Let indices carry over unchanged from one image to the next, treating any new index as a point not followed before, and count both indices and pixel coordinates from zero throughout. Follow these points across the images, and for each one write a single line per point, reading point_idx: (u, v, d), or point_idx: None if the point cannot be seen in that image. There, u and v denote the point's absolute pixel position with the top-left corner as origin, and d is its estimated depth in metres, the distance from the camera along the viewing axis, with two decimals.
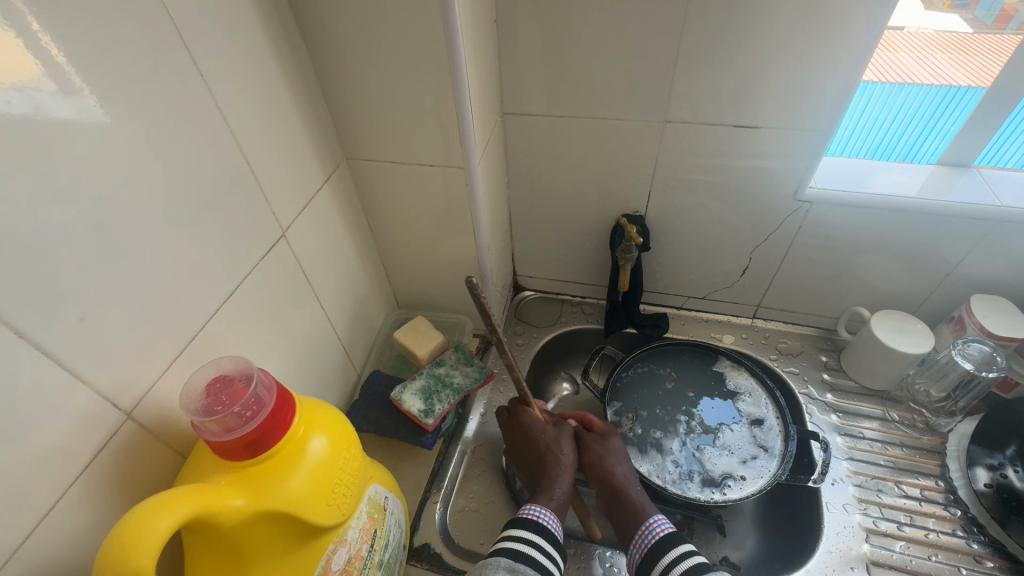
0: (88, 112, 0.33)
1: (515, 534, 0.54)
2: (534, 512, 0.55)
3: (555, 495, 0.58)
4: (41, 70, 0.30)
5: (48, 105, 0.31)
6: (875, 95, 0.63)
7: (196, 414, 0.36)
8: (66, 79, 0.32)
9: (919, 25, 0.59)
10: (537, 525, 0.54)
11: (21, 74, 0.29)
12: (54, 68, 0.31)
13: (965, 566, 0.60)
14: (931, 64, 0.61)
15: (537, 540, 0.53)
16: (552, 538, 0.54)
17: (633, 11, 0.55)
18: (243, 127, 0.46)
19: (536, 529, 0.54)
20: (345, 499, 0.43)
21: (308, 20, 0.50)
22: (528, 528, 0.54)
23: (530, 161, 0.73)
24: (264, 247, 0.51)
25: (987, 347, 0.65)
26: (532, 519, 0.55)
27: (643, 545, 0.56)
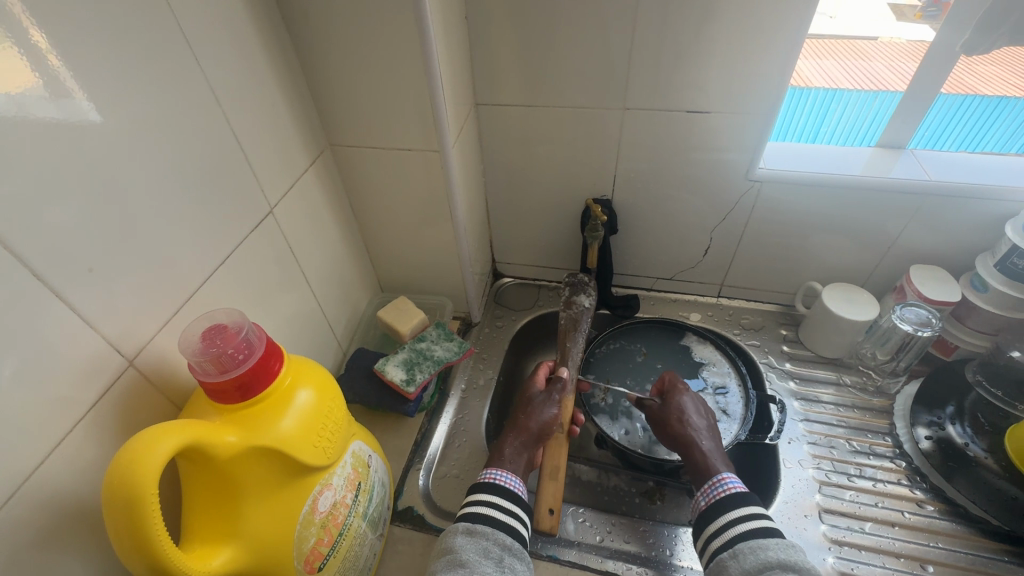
0: (86, 101, 0.37)
1: (475, 498, 0.57)
2: (490, 475, 0.59)
3: (506, 455, 0.62)
4: (33, 76, 0.34)
5: (68, 80, 0.36)
6: (851, 101, 0.71)
7: (194, 355, 0.41)
8: (56, 83, 0.35)
9: (893, 35, 0.66)
10: (494, 488, 0.58)
11: (26, 75, 0.33)
12: (45, 69, 0.34)
13: (908, 510, 0.65)
14: (897, 69, 0.67)
15: (493, 501, 0.56)
16: (508, 500, 0.57)
17: (590, 7, 0.61)
18: (233, 109, 0.51)
19: (494, 492, 0.57)
20: (331, 445, 0.47)
21: (293, 14, 0.55)
22: (486, 490, 0.57)
23: (504, 151, 0.79)
24: (253, 222, 0.55)
25: (924, 311, 0.71)
26: (489, 481, 0.58)
27: (709, 497, 0.58)
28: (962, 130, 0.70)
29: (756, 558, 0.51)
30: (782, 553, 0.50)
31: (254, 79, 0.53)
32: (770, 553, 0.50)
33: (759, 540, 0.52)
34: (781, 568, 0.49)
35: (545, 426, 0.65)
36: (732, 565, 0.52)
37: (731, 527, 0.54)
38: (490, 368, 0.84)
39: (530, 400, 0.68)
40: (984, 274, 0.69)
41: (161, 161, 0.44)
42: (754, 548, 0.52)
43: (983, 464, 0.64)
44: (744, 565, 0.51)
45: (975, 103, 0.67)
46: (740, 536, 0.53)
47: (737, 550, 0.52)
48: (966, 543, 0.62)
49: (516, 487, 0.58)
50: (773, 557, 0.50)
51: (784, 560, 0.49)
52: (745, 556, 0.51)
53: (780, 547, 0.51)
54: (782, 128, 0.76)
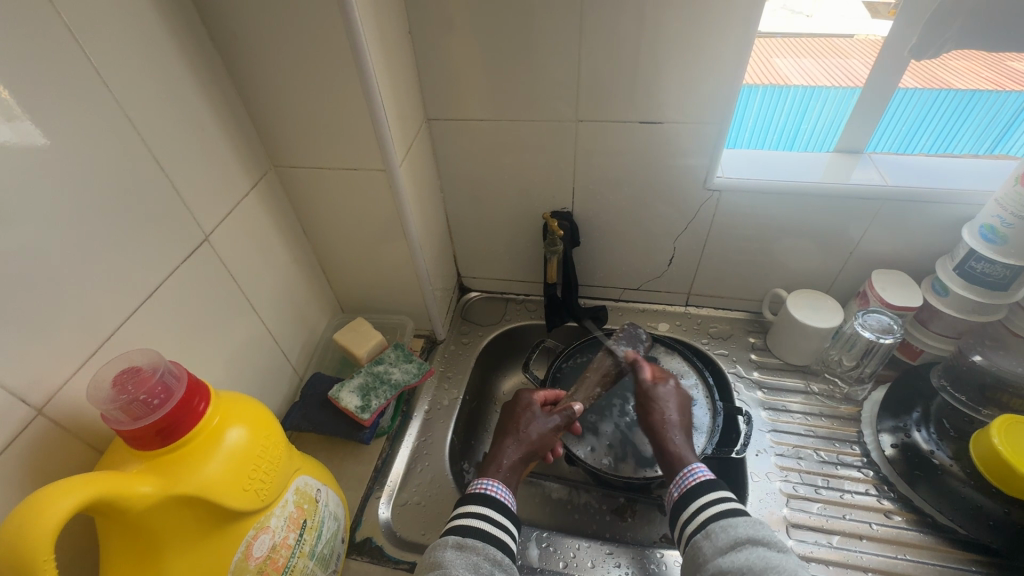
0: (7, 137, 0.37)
1: (465, 511, 0.57)
2: (480, 485, 0.59)
3: (502, 466, 0.62)
4: None
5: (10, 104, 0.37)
6: (829, 100, 0.69)
7: (104, 403, 0.39)
8: (8, 106, 0.37)
9: (867, 31, 0.64)
10: (485, 498, 0.57)
11: None
12: None
13: (875, 521, 0.64)
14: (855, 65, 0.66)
15: (483, 513, 0.56)
16: (496, 511, 0.57)
17: (533, 22, 0.60)
18: (154, 136, 0.48)
19: (484, 503, 0.57)
20: (266, 486, 0.45)
21: (222, 35, 0.53)
22: (477, 502, 0.57)
23: (460, 165, 0.77)
24: (186, 252, 0.53)
25: (886, 317, 0.70)
26: (480, 492, 0.58)
27: (682, 486, 0.60)
28: (930, 135, 0.70)
29: (728, 535, 0.52)
30: (751, 529, 0.52)
31: (180, 106, 0.51)
32: (740, 530, 0.52)
33: (729, 519, 0.54)
34: (752, 543, 0.51)
35: (541, 438, 0.66)
36: (705, 545, 0.53)
37: (703, 510, 0.56)
38: (455, 387, 0.82)
39: (532, 412, 0.68)
40: (944, 278, 0.68)
41: (71, 198, 0.42)
42: (724, 526, 0.53)
43: (950, 471, 0.64)
44: (716, 544, 0.52)
45: (950, 98, 0.65)
46: (712, 517, 0.55)
47: (709, 530, 0.54)
48: (934, 553, 0.61)
49: (507, 498, 0.58)
50: (743, 534, 0.52)
51: (754, 536, 0.51)
52: (717, 534, 0.53)
53: (749, 524, 0.53)
54: (763, 125, 0.74)
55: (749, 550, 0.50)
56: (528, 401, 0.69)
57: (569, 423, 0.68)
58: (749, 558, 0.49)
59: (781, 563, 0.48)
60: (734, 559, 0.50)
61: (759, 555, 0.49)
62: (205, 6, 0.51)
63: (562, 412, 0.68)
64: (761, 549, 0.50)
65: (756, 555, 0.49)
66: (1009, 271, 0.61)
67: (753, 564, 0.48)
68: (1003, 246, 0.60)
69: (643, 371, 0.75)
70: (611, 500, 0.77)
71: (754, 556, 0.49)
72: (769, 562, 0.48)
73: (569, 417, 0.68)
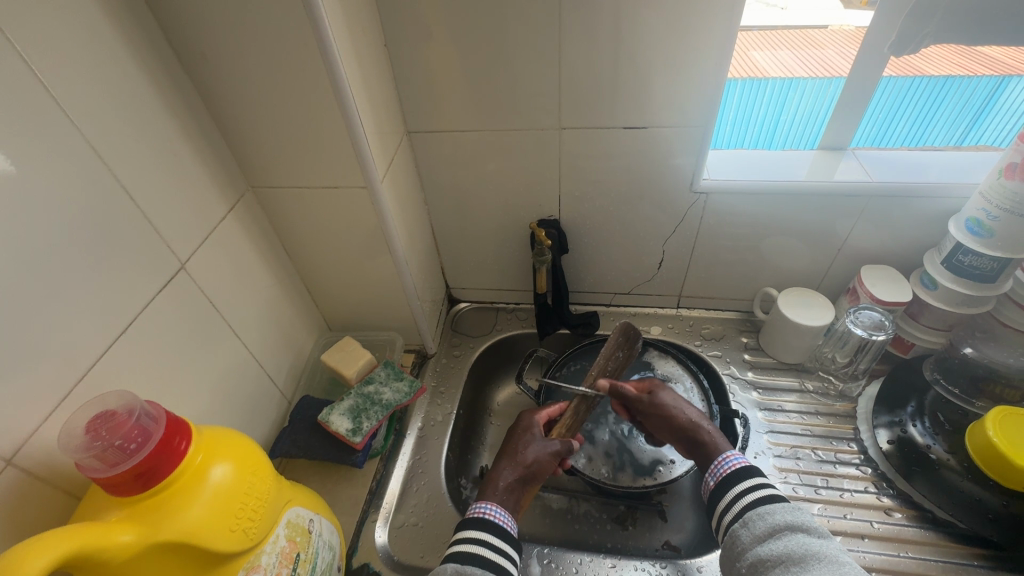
0: None
1: (464, 537, 0.55)
2: (478, 509, 0.57)
3: (498, 488, 0.60)
4: None
5: None
6: (806, 90, 0.68)
7: (78, 451, 0.37)
8: None
9: (840, 21, 0.67)
10: (483, 523, 0.56)
11: None
12: None
13: (876, 520, 0.64)
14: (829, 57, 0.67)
15: (483, 538, 0.55)
16: (497, 536, 0.55)
17: (511, 32, 0.59)
18: (122, 163, 0.47)
19: (482, 527, 0.56)
20: (254, 523, 0.43)
21: (190, 56, 0.52)
22: (474, 526, 0.56)
23: (443, 177, 0.76)
24: (161, 282, 0.51)
25: (877, 314, 0.70)
26: (479, 516, 0.57)
27: (718, 474, 0.59)
28: (904, 127, 0.71)
29: (765, 523, 0.52)
30: (789, 516, 0.51)
31: (149, 132, 0.49)
32: (778, 517, 0.51)
33: (767, 506, 0.53)
34: (790, 530, 0.50)
35: (539, 463, 0.63)
36: (744, 533, 0.53)
37: (741, 499, 0.55)
38: (448, 402, 0.81)
39: (531, 436, 0.66)
40: (932, 271, 0.68)
41: (34, 236, 0.40)
42: (761, 513, 0.53)
43: (947, 465, 0.64)
44: (754, 532, 0.52)
45: (924, 85, 0.66)
46: (749, 505, 0.54)
47: (746, 518, 0.53)
48: (936, 549, 0.61)
49: (506, 522, 0.57)
50: (781, 520, 0.51)
51: (793, 523, 0.50)
52: (754, 522, 0.52)
53: (787, 510, 0.52)
54: (743, 120, 0.73)
55: (789, 537, 0.49)
56: (528, 423, 0.68)
57: (568, 450, 0.66)
58: (788, 545, 0.48)
59: (821, 549, 0.47)
60: (773, 547, 0.49)
61: (799, 542, 0.48)
62: (171, 28, 0.50)
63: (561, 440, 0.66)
64: (800, 536, 0.49)
65: (795, 542, 0.48)
66: (995, 264, 0.62)
67: (792, 551, 0.48)
68: (989, 239, 0.60)
69: (627, 389, 0.70)
70: (611, 509, 0.75)
71: (793, 543, 0.48)
72: (808, 548, 0.47)
73: (569, 447, 0.65)
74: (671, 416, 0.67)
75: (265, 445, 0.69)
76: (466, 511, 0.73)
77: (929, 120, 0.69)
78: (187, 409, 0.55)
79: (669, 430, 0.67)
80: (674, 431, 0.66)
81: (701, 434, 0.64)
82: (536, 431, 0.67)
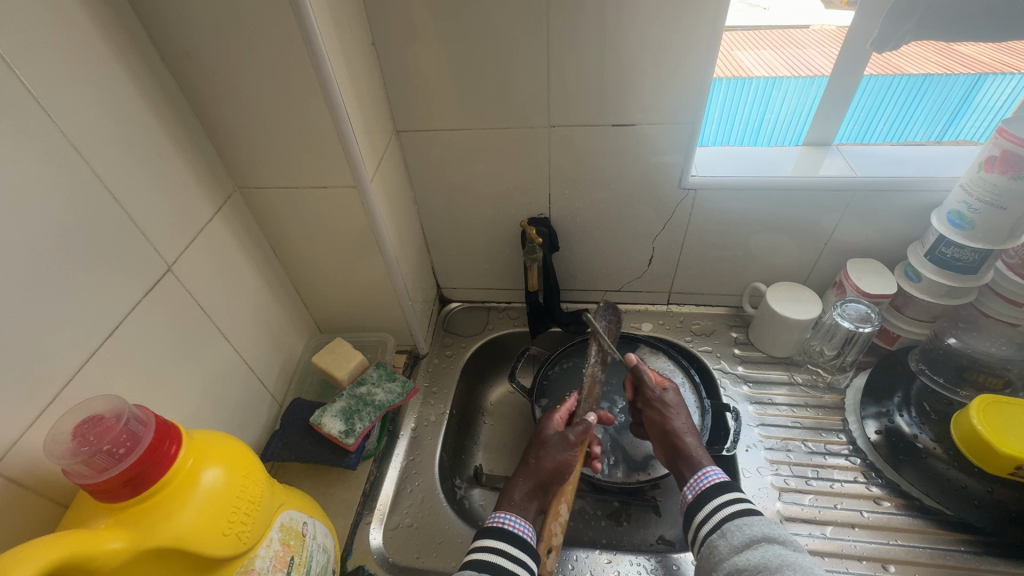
0: None
1: (481, 545, 0.56)
2: (496, 519, 0.57)
3: (515, 499, 0.60)
4: None
5: None
6: (789, 89, 0.70)
7: (65, 457, 0.36)
8: None
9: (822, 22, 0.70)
10: (501, 532, 0.56)
11: None
12: None
13: (866, 509, 0.65)
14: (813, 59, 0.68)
15: (502, 548, 0.55)
16: (517, 547, 0.55)
17: (500, 31, 0.59)
18: (108, 165, 0.46)
19: (504, 539, 0.56)
20: (247, 526, 0.43)
21: (174, 56, 0.51)
22: (494, 535, 0.56)
23: (433, 176, 0.76)
24: (148, 285, 0.51)
25: (864, 306, 0.71)
26: (499, 527, 0.57)
27: (696, 488, 0.59)
28: (885, 125, 0.72)
29: (742, 535, 0.53)
30: (766, 528, 0.52)
31: (133, 134, 0.48)
32: (755, 528, 0.53)
33: (743, 518, 0.54)
34: (766, 541, 0.51)
35: (556, 469, 0.63)
36: (721, 544, 0.53)
37: (718, 511, 0.56)
38: (442, 402, 0.80)
39: (543, 441, 0.66)
40: (916, 264, 0.69)
41: (18, 240, 0.39)
42: (738, 525, 0.54)
43: (934, 453, 0.65)
44: (731, 543, 0.53)
45: (903, 83, 0.67)
46: (726, 517, 0.55)
47: (724, 530, 0.54)
48: (925, 537, 0.62)
49: (524, 531, 0.57)
50: (758, 532, 0.52)
51: (769, 534, 0.51)
52: (732, 533, 0.53)
53: (764, 523, 0.53)
54: (729, 118, 0.74)
55: (765, 548, 0.50)
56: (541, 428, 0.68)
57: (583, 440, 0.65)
58: (765, 556, 0.49)
59: (797, 560, 0.48)
60: (750, 558, 0.50)
61: (776, 553, 0.49)
62: (155, 28, 0.49)
63: (573, 434, 0.65)
64: (777, 547, 0.50)
65: (771, 553, 0.49)
66: (976, 256, 0.63)
67: (769, 562, 0.48)
68: (970, 231, 0.62)
69: (645, 376, 0.70)
70: (605, 506, 0.75)
71: (770, 554, 0.49)
72: (785, 559, 0.48)
73: (583, 438, 0.64)
74: (663, 420, 0.67)
75: (256, 449, 0.68)
76: (461, 512, 0.73)
77: (910, 116, 0.71)
78: (176, 414, 0.54)
79: (659, 433, 0.67)
80: (664, 435, 0.66)
81: (683, 444, 0.64)
82: (548, 433, 0.67)
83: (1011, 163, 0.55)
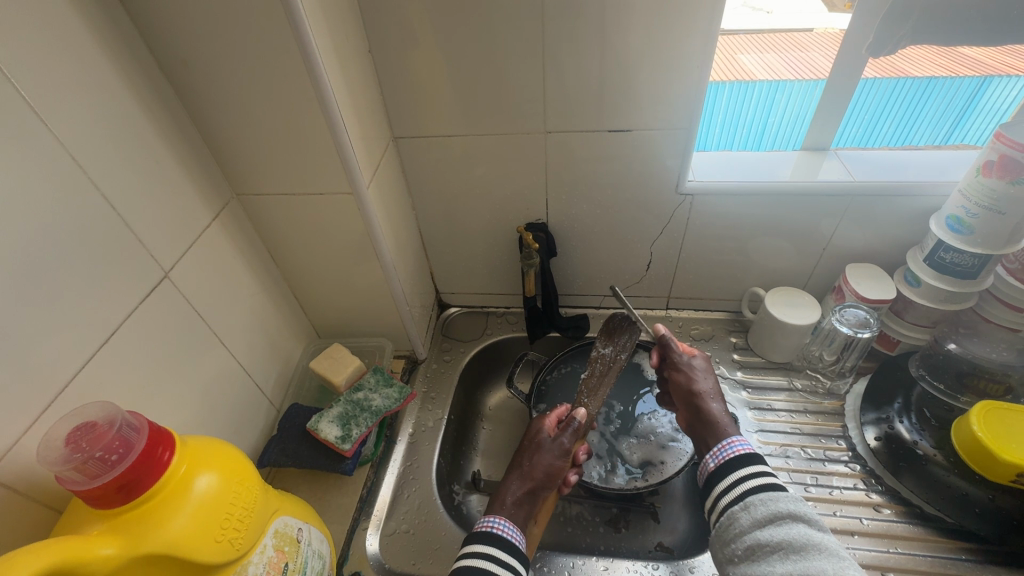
0: None
1: (470, 549, 0.56)
2: (487, 524, 0.57)
3: (506, 502, 0.60)
4: None
5: None
6: (794, 92, 0.70)
7: (58, 464, 0.36)
8: None
9: (827, 24, 0.66)
10: (491, 538, 0.56)
11: None
12: None
13: (866, 516, 0.64)
14: (816, 61, 0.68)
15: (491, 553, 0.55)
16: (505, 551, 0.55)
17: (496, 39, 0.59)
18: (104, 172, 0.46)
19: (491, 543, 0.55)
20: (240, 532, 0.43)
21: (172, 65, 0.52)
22: (483, 541, 0.56)
23: (430, 182, 0.76)
24: (145, 290, 0.51)
25: (862, 311, 0.71)
26: (487, 531, 0.57)
27: (720, 457, 0.58)
28: (890, 127, 0.72)
29: (767, 509, 0.51)
30: (792, 504, 0.50)
31: (128, 139, 0.49)
32: (781, 504, 0.51)
33: (768, 493, 0.52)
34: (792, 518, 0.49)
35: (548, 474, 0.63)
36: (742, 517, 0.52)
37: (740, 483, 0.55)
38: (440, 407, 0.80)
39: (537, 444, 0.66)
40: (915, 269, 0.69)
41: (12, 246, 0.39)
42: (763, 500, 0.52)
43: (933, 460, 0.65)
44: (753, 517, 0.51)
45: (907, 86, 0.67)
46: (750, 490, 0.54)
47: (747, 503, 0.53)
48: (925, 544, 0.61)
49: (514, 536, 0.57)
50: (783, 508, 0.50)
51: (794, 510, 0.49)
52: (755, 507, 0.52)
53: (791, 499, 0.51)
54: (732, 121, 0.74)
55: (790, 525, 0.48)
56: (537, 431, 0.68)
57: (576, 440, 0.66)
58: (788, 533, 0.47)
59: (823, 541, 0.45)
60: (772, 534, 0.49)
61: (801, 531, 0.47)
62: (151, 34, 0.49)
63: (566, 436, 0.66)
64: (802, 525, 0.48)
65: (797, 531, 0.47)
66: (976, 260, 0.62)
67: (792, 539, 0.47)
68: (969, 236, 0.61)
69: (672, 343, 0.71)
70: (603, 512, 0.75)
71: (794, 532, 0.47)
72: (811, 539, 0.46)
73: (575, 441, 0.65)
74: (689, 380, 0.67)
75: (253, 455, 0.68)
76: (460, 517, 0.73)
77: (915, 118, 0.70)
78: (172, 419, 0.55)
79: (684, 395, 0.67)
80: (688, 397, 0.67)
81: (709, 411, 0.64)
82: (542, 438, 0.67)
83: (1010, 167, 0.55)
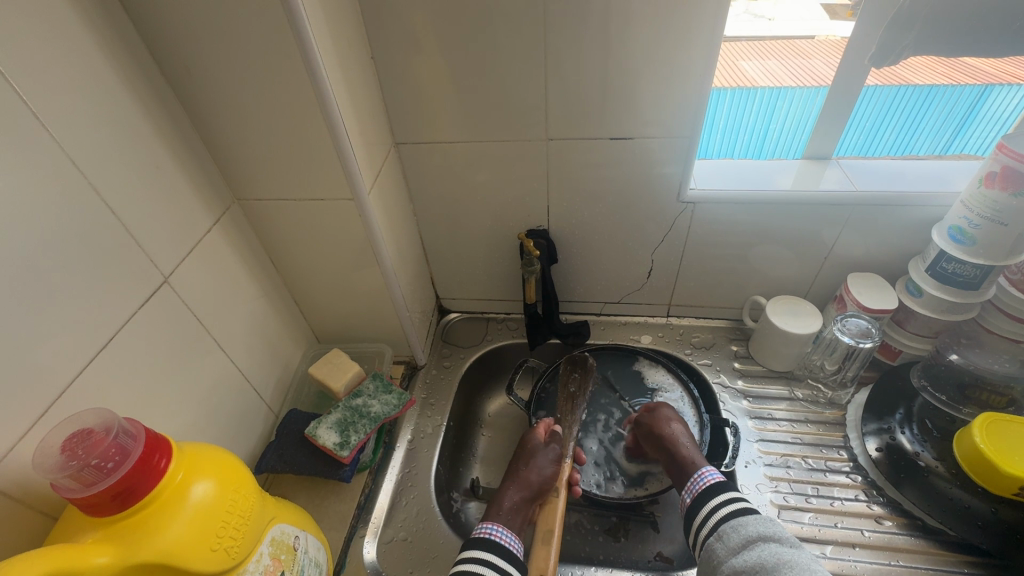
0: None
1: (467, 556, 0.56)
2: (484, 530, 0.58)
3: (502, 508, 0.61)
4: None
5: None
6: (795, 99, 0.69)
7: (53, 471, 0.36)
8: None
9: (828, 31, 0.67)
10: (489, 544, 0.56)
11: None
12: None
13: (867, 528, 0.64)
14: (813, 68, 0.67)
15: (487, 559, 0.55)
16: (501, 557, 0.56)
17: (498, 47, 0.60)
18: (105, 177, 0.46)
19: (488, 548, 0.56)
20: (237, 541, 0.43)
21: (175, 71, 0.52)
22: (479, 547, 0.56)
23: (432, 188, 0.76)
24: (144, 296, 0.51)
25: (863, 321, 0.70)
26: (485, 537, 0.57)
27: (694, 491, 0.61)
28: (890, 137, 0.72)
29: (739, 535, 0.53)
30: (761, 527, 0.53)
31: (130, 145, 0.49)
32: (750, 528, 0.53)
33: (739, 518, 0.55)
34: (762, 540, 0.52)
35: (544, 481, 0.64)
36: (718, 547, 0.54)
37: (714, 513, 0.57)
38: (439, 413, 0.80)
39: (532, 449, 0.67)
40: (917, 279, 0.69)
41: (10, 251, 0.39)
42: (735, 526, 0.55)
43: (935, 471, 0.64)
44: (728, 544, 0.54)
45: (908, 93, 0.66)
46: (722, 518, 0.56)
47: (721, 531, 0.55)
48: (926, 557, 0.61)
49: (510, 543, 0.58)
50: (754, 532, 0.53)
51: (764, 532, 0.52)
52: (728, 535, 0.54)
53: (759, 522, 0.54)
54: (733, 130, 0.74)
55: (761, 547, 0.51)
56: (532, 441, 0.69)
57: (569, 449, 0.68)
58: (761, 555, 0.50)
59: (793, 557, 0.48)
60: (746, 558, 0.51)
61: (771, 551, 0.50)
62: (154, 41, 0.50)
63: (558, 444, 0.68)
64: (772, 545, 0.50)
65: (767, 552, 0.50)
66: (978, 271, 0.62)
67: (763, 561, 0.49)
68: (972, 246, 0.61)
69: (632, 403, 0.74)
70: (602, 522, 0.74)
71: (765, 553, 0.50)
72: (780, 557, 0.49)
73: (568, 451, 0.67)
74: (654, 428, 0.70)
75: (251, 460, 0.68)
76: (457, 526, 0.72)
77: (915, 127, 0.70)
78: (170, 425, 0.54)
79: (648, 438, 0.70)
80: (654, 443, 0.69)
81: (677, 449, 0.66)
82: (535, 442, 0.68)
83: (1012, 179, 0.55)
